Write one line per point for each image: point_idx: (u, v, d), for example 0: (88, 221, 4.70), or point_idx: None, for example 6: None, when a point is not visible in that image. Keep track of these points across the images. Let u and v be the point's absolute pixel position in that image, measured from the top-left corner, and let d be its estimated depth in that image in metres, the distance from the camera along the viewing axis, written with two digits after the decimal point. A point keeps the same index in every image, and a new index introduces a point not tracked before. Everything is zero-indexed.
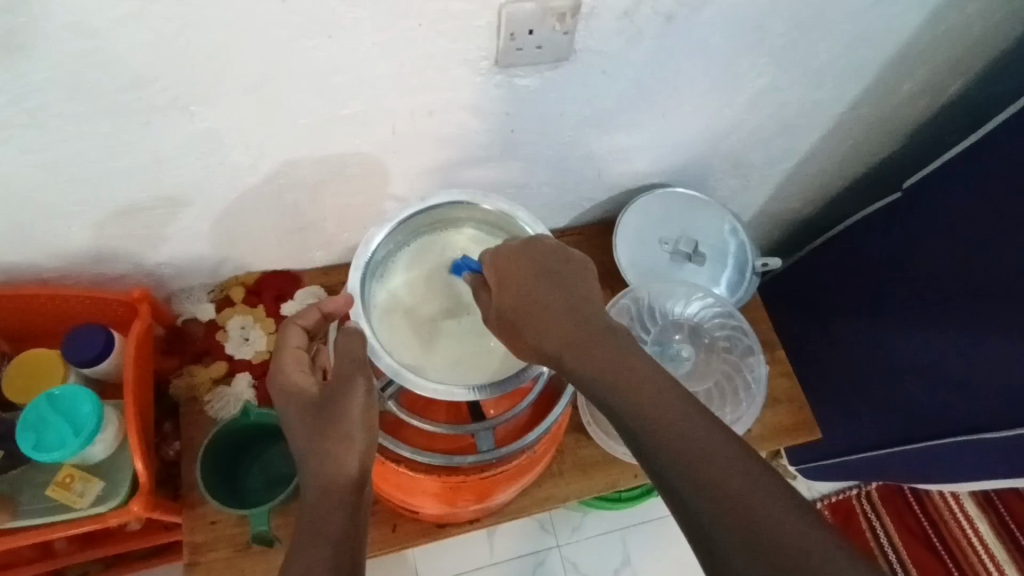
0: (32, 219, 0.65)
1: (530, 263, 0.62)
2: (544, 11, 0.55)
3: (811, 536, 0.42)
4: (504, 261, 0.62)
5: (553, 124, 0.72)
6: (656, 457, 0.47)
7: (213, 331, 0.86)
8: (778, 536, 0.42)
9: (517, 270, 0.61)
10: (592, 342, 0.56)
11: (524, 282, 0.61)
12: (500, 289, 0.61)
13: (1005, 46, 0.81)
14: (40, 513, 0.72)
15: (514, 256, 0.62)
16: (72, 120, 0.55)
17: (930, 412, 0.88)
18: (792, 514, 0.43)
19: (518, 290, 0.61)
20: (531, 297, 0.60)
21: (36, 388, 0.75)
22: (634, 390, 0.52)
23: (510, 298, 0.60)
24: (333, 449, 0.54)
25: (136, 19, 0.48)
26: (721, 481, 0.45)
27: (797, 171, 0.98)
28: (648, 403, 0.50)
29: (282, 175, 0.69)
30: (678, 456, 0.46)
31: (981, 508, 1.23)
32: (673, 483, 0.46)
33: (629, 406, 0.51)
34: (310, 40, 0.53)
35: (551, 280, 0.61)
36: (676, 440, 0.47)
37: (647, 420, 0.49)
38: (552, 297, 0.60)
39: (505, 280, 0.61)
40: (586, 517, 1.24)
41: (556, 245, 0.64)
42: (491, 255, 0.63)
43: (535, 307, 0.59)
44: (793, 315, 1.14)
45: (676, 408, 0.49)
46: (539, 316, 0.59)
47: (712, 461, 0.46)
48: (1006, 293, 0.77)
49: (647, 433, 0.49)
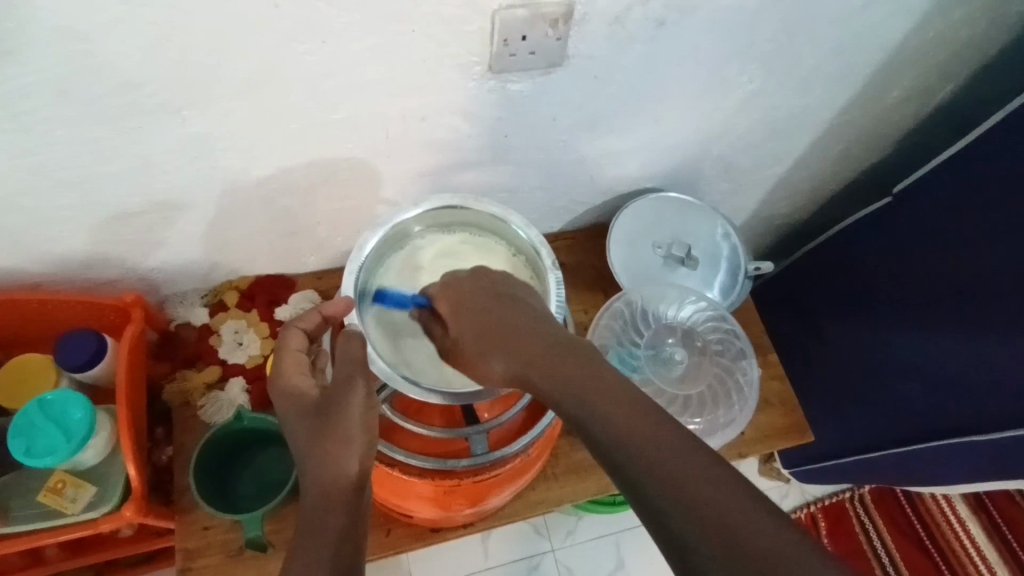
0: (21, 224, 0.65)
1: (478, 292, 0.61)
2: (537, 17, 0.56)
3: (796, 553, 0.40)
4: (452, 294, 0.61)
5: (545, 129, 0.73)
6: (628, 469, 0.46)
7: (206, 336, 0.86)
8: (765, 557, 0.40)
9: (464, 300, 0.60)
10: (558, 356, 0.54)
11: (474, 306, 0.59)
12: (453, 318, 0.60)
13: (992, 51, 0.82)
14: (30, 519, 0.72)
15: (460, 290, 0.61)
16: (63, 125, 0.55)
17: (921, 415, 0.88)
18: (778, 532, 0.41)
19: (472, 317, 0.59)
20: (482, 320, 0.58)
21: (25, 393, 0.74)
22: (599, 401, 0.49)
23: (463, 326, 0.59)
24: (333, 450, 0.53)
25: (125, 23, 0.48)
26: (705, 500, 0.42)
27: (788, 175, 0.98)
28: (621, 420, 0.48)
29: (274, 179, 0.69)
30: (657, 476, 0.44)
31: (972, 509, 1.25)
32: (654, 504, 0.44)
33: (595, 418, 0.49)
34: (302, 44, 0.53)
35: (501, 301, 0.59)
36: (654, 457, 0.45)
37: (623, 437, 0.47)
38: (505, 315, 0.58)
39: (457, 309, 0.60)
40: (581, 521, 1.24)
41: (501, 276, 0.63)
42: (440, 287, 0.63)
43: (489, 326, 0.57)
44: (785, 318, 1.14)
45: (645, 419, 0.47)
46: (491, 330, 0.57)
47: (693, 479, 0.43)
48: (996, 296, 0.78)
49: (624, 452, 0.46)
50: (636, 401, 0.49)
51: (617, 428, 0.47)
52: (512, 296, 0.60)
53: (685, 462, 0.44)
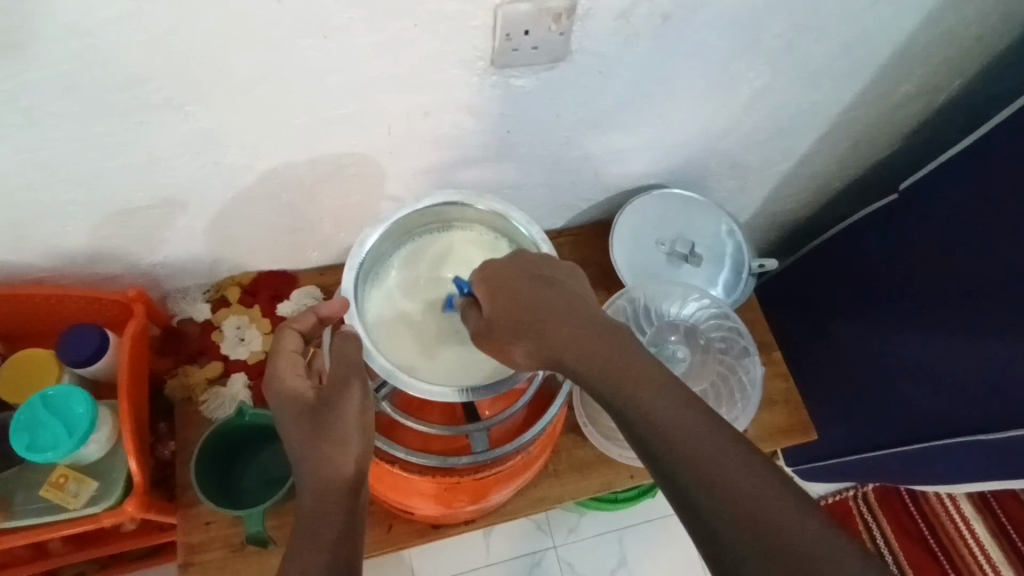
0: (26, 218, 0.65)
1: (517, 273, 0.59)
2: (541, 12, 0.55)
3: (838, 556, 0.40)
4: (493, 273, 0.60)
5: (549, 125, 0.72)
6: (661, 457, 0.46)
7: (208, 331, 0.86)
8: (805, 558, 0.40)
9: (504, 281, 0.59)
10: (593, 342, 0.54)
11: (514, 287, 0.58)
12: (491, 299, 0.58)
13: (1001, 47, 0.81)
14: (33, 514, 0.72)
15: (502, 269, 0.60)
16: (66, 120, 0.55)
17: (926, 414, 0.88)
18: (819, 532, 0.41)
19: (511, 300, 0.57)
20: (520, 301, 0.57)
21: (28, 388, 0.75)
22: (636, 388, 0.50)
23: (500, 307, 0.57)
24: (329, 452, 0.53)
25: (128, 19, 0.48)
26: (745, 498, 0.43)
27: (794, 172, 0.98)
28: (663, 413, 0.48)
29: (277, 175, 0.69)
30: (696, 471, 0.44)
31: (976, 509, 1.23)
32: (692, 499, 0.44)
33: (632, 404, 0.49)
34: (305, 40, 0.53)
35: (541, 284, 0.58)
36: (695, 453, 0.45)
37: (664, 429, 0.47)
38: (545, 298, 0.57)
39: (496, 289, 0.58)
40: (583, 518, 1.23)
41: (539, 257, 0.61)
42: (480, 266, 0.60)
43: (526, 309, 0.56)
44: (789, 316, 1.14)
45: (681, 408, 0.48)
46: (528, 315, 0.56)
47: (733, 476, 0.44)
48: (1002, 295, 0.77)
49: (663, 444, 0.46)
50: (674, 389, 0.49)
51: (657, 420, 0.47)
52: (552, 281, 0.59)
53: (725, 459, 0.44)
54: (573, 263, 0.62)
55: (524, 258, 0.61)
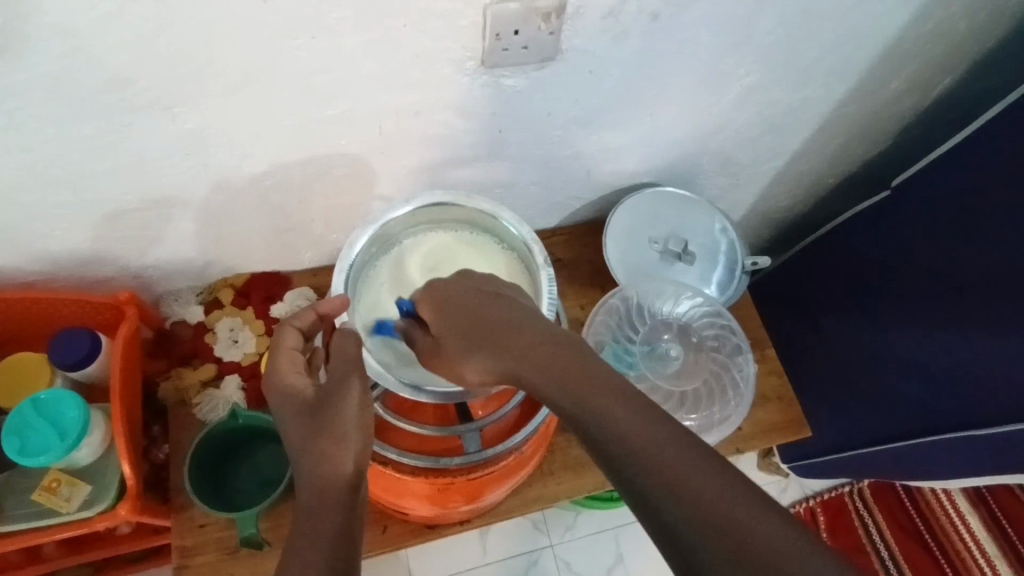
0: (16, 221, 0.65)
1: (463, 292, 0.61)
2: (530, 11, 0.55)
3: (807, 558, 0.39)
4: (437, 293, 0.61)
5: (540, 124, 0.72)
6: (618, 462, 0.45)
7: (201, 333, 0.86)
8: (772, 561, 0.38)
9: (450, 299, 0.60)
10: (544, 352, 0.53)
11: (459, 304, 0.59)
12: (436, 315, 0.60)
13: (992, 43, 0.81)
14: (26, 518, 0.72)
15: (446, 289, 0.61)
16: (55, 122, 0.55)
17: (920, 409, 0.88)
18: (786, 534, 0.40)
19: (455, 314, 0.59)
20: (468, 314, 0.58)
21: (20, 391, 0.74)
22: (590, 393, 0.49)
23: (446, 322, 0.59)
24: (328, 448, 0.53)
25: (115, 19, 0.47)
26: (706, 499, 0.41)
27: (786, 170, 0.98)
28: (618, 416, 0.46)
29: (268, 176, 0.69)
30: (660, 476, 0.43)
31: (972, 503, 1.23)
32: (655, 505, 0.42)
33: (585, 410, 0.48)
34: (294, 40, 0.53)
35: (489, 297, 0.59)
36: (653, 454, 0.44)
37: (619, 433, 0.46)
38: (491, 313, 0.58)
39: (441, 307, 0.60)
40: (579, 517, 1.24)
41: (486, 276, 0.63)
42: (423, 290, 0.63)
43: (473, 322, 0.57)
44: (782, 313, 1.14)
45: (636, 411, 0.47)
46: (477, 327, 0.57)
47: (697, 478, 0.42)
48: (995, 290, 0.77)
49: (621, 449, 0.45)
50: (628, 393, 0.48)
51: (615, 425, 0.46)
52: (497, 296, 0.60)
53: (688, 462, 0.43)
54: (514, 283, 0.64)
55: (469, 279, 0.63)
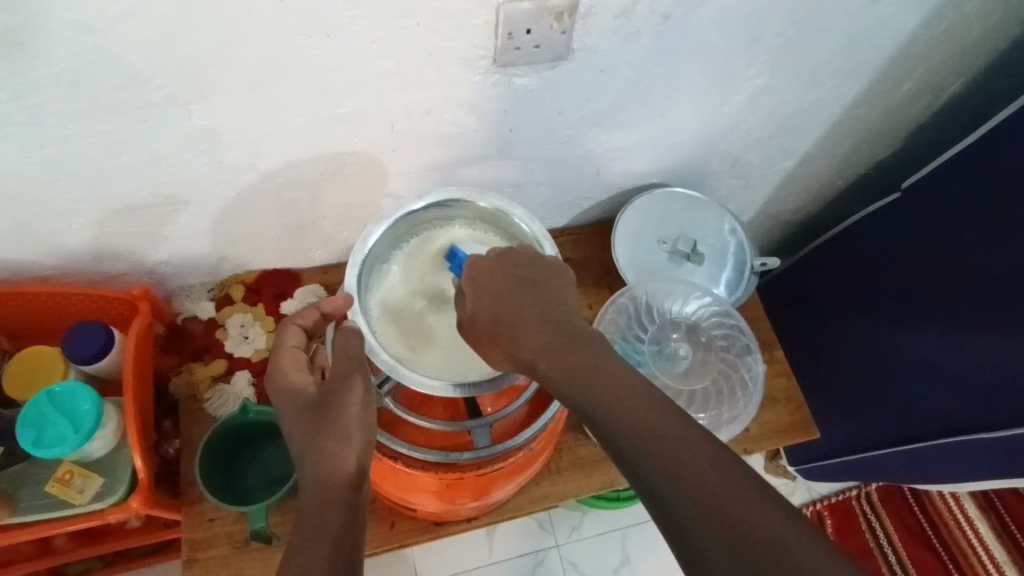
0: (31, 216, 0.66)
1: (507, 274, 0.61)
2: (542, 10, 0.56)
3: (806, 546, 0.39)
4: (482, 270, 0.62)
5: (550, 124, 0.73)
6: (629, 456, 0.46)
7: (213, 329, 0.87)
8: (772, 550, 0.39)
9: (491, 280, 0.61)
10: (569, 350, 0.55)
11: (497, 287, 0.60)
12: (475, 294, 0.61)
13: (1003, 46, 0.81)
14: (40, 509, 0.73)
15: (492, 267, 0.62)
16: (72, 118, 0.56)
17: (929, 412, 0.88)
18: (787, 523, 0.40)
19: (494, 298, 0.60)
20: (502, 304, 0.59)
21: (35, 385, 0.75)
22: (607, 389, 0.50)
23: (483, 304, 0.60)
24: (330, 447, 0.54)
25: (131, 18, 0.48)
26: (711, 491, 0.42)
27: (795, 171, 0.98)
28: (630, 411, 0.48)
29: (281, 174, 0.70)
30: (664, 467, 0.44)
31: (981, 510, 1.23)
32: (661, 496, 0.43)
33: (601, 404, 0.50)
34: (308, 37, 0.54)
35: (525, 288, 0.60)
36: (662, 447, 0.45)
37: (631, 427, 0.47)
38: (524, 305, 0.59)
39: (481, 286, 0.61)
40: (586, 517, 1.24)
41: (536, 258, 0.62)
42: (471, 259, 0.63)
43: (505, 310, 0.58)
44: (791, 315, 1.14)
45: (650, 407, 0.48)
46: (507, 320, 0.58)
47: (698, 471, 0.43)
48: (1005, 293, 0.77)
49: (632, 443, 0.46)
50: (642, 391, 0.50)
51: (626, 419, 0.48)
52: (539, 284, 0.60)
53: (694, 457, 0.44)
54: (563, 264, 0.63)
55: (514, 257, 0.62)
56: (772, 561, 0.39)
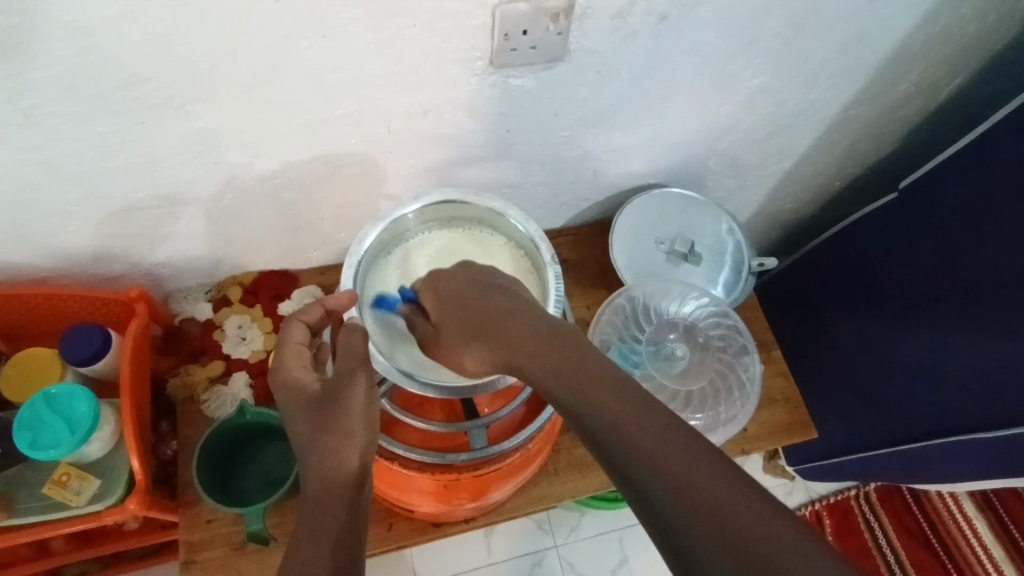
0: (29, 217, 0.66)
1: (462, 284, 0.63)
2: (539, 11, 0.56)
3: (797, 545, 0.39)
4: (436, 285, 0.64)
5: (548, 124, 0.73)
6: (615, 455, 0.46)
7: (210, 331, 0.87)
8: (761, 550, 0.39)
9: (448, 290, 0.63)
10: (541, 344, 0.55)
11: (456, 295, 0.62)
12: (434, 306, 0.62)
13: (1000, 46, 0.81)
14: (35, 511, 0.73)
15: (447, 279, 0.64)
16: (69, 119, 0.56)
17: (927, 412, 0.88)
18: (776, 522, 0.40)
19: (455, 304, 0.61)
20: (463, 306, 0.60)
21: (32, 387, 0.75)
22: (591, 387, 0.50)
23: (445, 311, 0.61)
24: (333, 445, 0.53)
25: (128, 19, 0.48)
26: (700, 490, 0.42)
27: (793, 172, 0.98)
28: (616, 410, 0.47)
29: (278, 175, 0.70)
30: (653, 468, 0.44)
31: (979, 508, 1.24)
32: (649, 497, 0.43)
33: (585, 403, 0.49)
34: (306, 39, 0.54)
35: (483, 291, 0.61)
36: (649, 447, 0.44)
37: (617, 426, 0.46)
38: (488, 303, 0.59)
39: (440, 298, 0.63)
40: (585, 517, 1.24)
41: (484, 269, 0.65)
42: (421, 280, 0.66)
43: (468, 311, 0.59)
44: (789, 315, 1.14)
45: (637, 405, 0.47)
46: (471, 317, 0.59)
47: (687, 470, 0.43)
48: (1002, 293, 0.77)
49: (618, 443, 0.46)
50: (627, 389, 0.49)
51: (612, 418, 0.47)
52: (494, 287, 0.62)
53: (682, 456, 0.44)
54: (510, 274, 0.65)
55: (464, 269, 0.65)
56: (762, 561, 0.39)
